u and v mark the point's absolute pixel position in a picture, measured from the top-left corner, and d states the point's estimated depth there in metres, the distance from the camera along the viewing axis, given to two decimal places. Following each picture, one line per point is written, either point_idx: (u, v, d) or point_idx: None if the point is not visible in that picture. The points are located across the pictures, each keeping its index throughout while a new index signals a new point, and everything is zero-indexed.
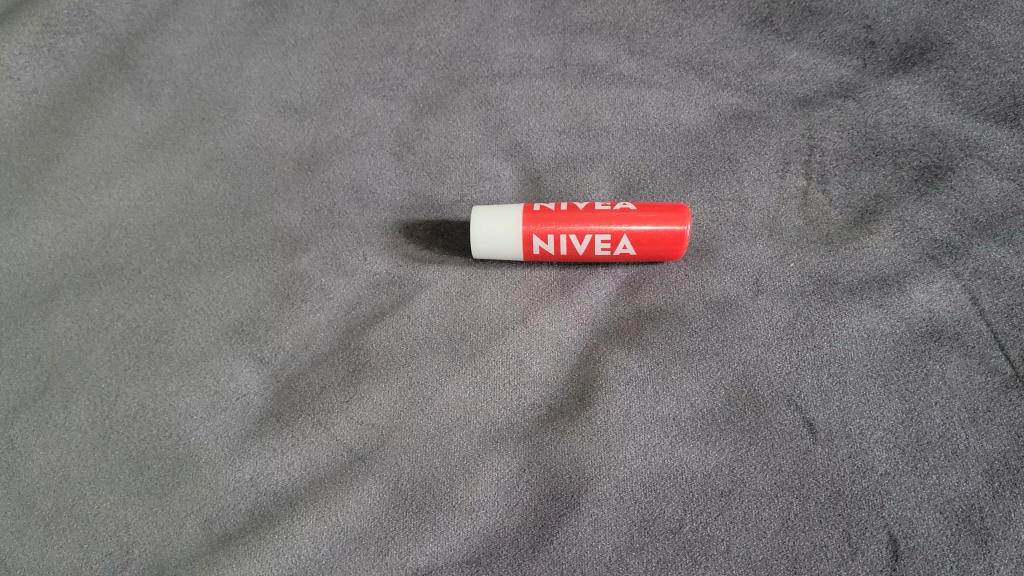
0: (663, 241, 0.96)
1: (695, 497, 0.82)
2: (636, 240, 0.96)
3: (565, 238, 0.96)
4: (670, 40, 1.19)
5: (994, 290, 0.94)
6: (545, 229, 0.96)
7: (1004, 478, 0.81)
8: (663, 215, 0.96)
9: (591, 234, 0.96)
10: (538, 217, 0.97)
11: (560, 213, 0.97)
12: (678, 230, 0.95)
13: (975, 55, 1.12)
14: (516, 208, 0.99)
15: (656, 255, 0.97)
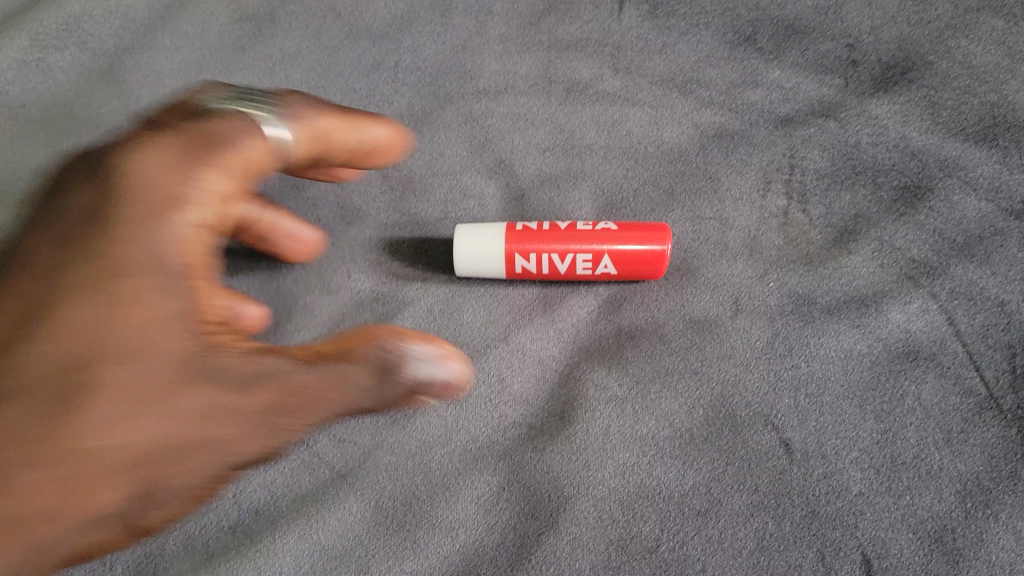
0: (644, 261, 0.97)
1: (673, 516, 0.83)
2: (617, 260, 0.97)
3: (549, 255, 0.97)
4: (654, 57, 1.19)
5: (970, 311, 0.96)
6: (528, 247, 0.97)
7: (978, 499, 0.84)
8: (644, 234, 0.97)
9: (574, 252, 0.97)
10: (520, 236, 0.97)
11: (543, 231, 0.98)
12: (658, 250, 0.96)
13: (956, 74, 1.12)
14: (499, 226, 1.00)
15: (636, 275, 0.98)
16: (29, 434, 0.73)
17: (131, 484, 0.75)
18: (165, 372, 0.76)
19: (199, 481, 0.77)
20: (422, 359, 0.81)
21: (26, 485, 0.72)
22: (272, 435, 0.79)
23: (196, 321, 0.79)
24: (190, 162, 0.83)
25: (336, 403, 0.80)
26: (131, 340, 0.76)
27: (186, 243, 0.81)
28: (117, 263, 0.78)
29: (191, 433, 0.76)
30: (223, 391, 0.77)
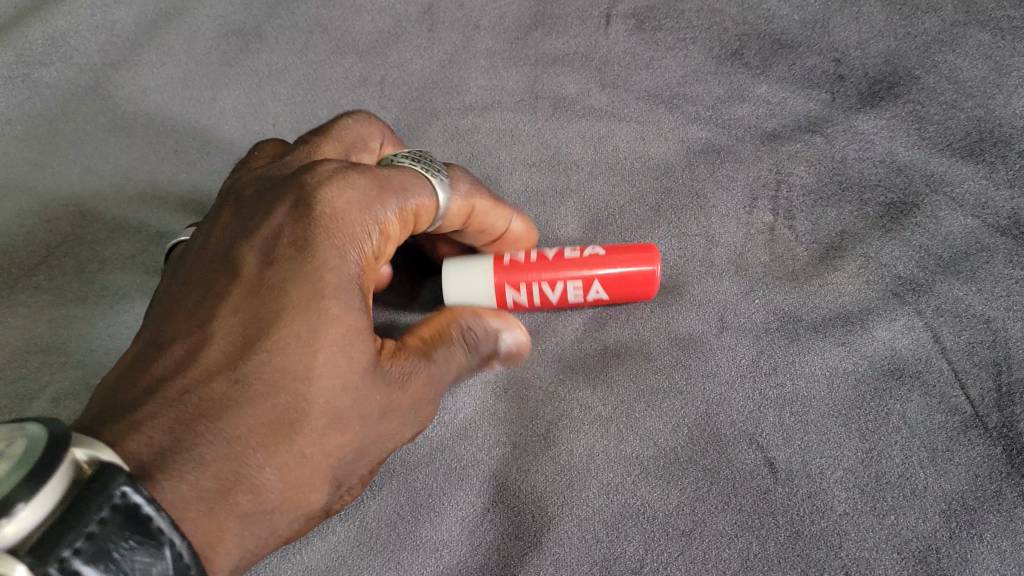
0: (634, 283, 0.96)
1: (657, 536, 0.83)
2: (608, 284, 0.96)
3: (540, 286, 0.96)
4: (640, 72, 1.19)
5: (955, 328, 0.95)
6: (518, 279, 0.96)
7: (962, 519, 0.82)
8: (631, 255, 0.96)
9: (565, 281, 0.96)
10: (508, 268, 0.96)
11: (532, 261, 0.97)
12: (646, 270, 0.96)
13: (942, 89, 1.13)
14: (486, 257, 0.98)
15: (628, 297, 0.98)
16: (287, 435, 0.67)
17: (342, 476, 0.72)
18: (359, 377, 0.70)
19: (368, 471, 0.76)
20: (505, 331, 0.85)
21: (281, 487, 0.67)
22: (409, 425, 0.78)
23: (374, 320, 0.74)
24: (380, 213, 0.78)
25: (451, 380, 0.82)
26: (348, 357, 0.69)
27: (367, 273, 0.75)
28: (354, 283, 0.73)
29: (376, 431, 0.73)
30: (397, 389, 0.74)
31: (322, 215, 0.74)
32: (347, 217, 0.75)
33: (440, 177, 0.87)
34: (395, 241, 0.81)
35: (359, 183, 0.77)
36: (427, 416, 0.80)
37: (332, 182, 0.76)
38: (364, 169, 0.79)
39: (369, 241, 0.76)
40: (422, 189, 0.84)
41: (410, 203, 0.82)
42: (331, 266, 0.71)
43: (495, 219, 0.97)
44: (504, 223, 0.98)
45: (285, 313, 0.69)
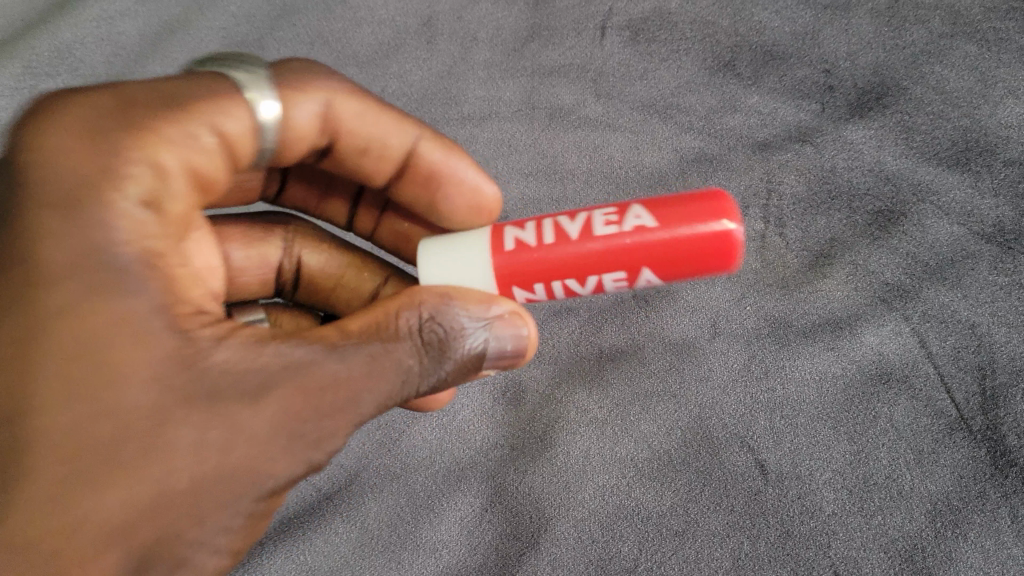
0: (704, 255, 0.70)
1: (650, 536, 0.86)
2: (666, 267, 0.71)
3: (561, 284, 0.74)
4: (635, 83, 1.22)
5: (941, 333, 0.97)
6: (530, 279, 0.75)
7: (947, 519, 0.85)
8: (695, 214, 0.70)
9: (598, 271, 0.73)
10: (515, 265, 0.75)
11: (546, 249, 0.74)
12: (718, 231, 0.69)
13: (930, 100, 1.15)
14: (479, 236, 0.77)
15: (696, 272, 0.72)
16: (67, 481, 0.57)
17: (164, 533, 0.59)
18: (167, 395, 0.60)
19: (225, 529, 0.61)
20: (494, 308, 0.72)
21: (78, 545, 0.57)
22: (282, 460, 0.62)
23: (165, 312, 0.61)
24: (155, 143, 0.66)
25: (351, 397, 0.65)
26: (142, 372, 0.59)
27: (135, 226, 0.62)
28: (110, 257, 0.60)
29: (221, 450, 0.60)
30: (234, 410, 0.61)
31: (84, 149, 0.62)
32: (114, 146, 0.63)
33: (258, 71, 0.77)
34: (213, 169, 0.72)
35: (153, 117, 0.66)
36: (313, 449, 0.64)
37: (85, 117, 0.64)
38: (146, 85, 0.69)
39: (139, 166, 0.64)
40: (221, 81, 0.74)
41: (225, 104, 0.72)
42: (67, 210, 0.60)
43: (396, 139, 0.88)
44: (405, 139, 0.88)
45: (62, 324, 0.59)
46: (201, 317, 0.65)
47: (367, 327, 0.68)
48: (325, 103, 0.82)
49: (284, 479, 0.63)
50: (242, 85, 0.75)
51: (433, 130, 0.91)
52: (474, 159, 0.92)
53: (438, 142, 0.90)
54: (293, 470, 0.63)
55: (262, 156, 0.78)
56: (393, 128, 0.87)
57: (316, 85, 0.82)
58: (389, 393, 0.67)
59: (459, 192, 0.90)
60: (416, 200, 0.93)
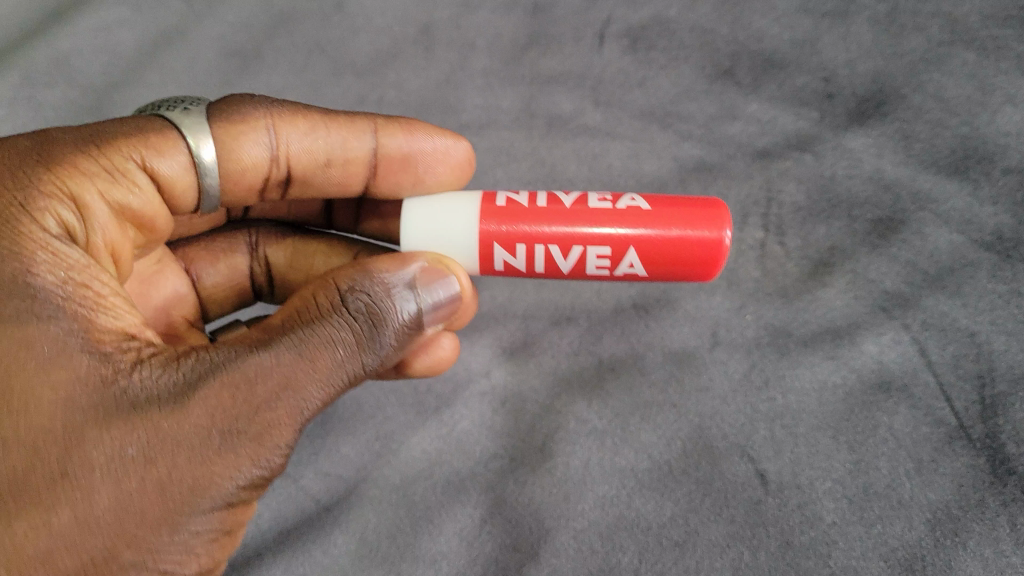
0: (688, 260, 0.83)
1: (651, 547, 0.85)
2: (646, 255, 0.83)
3: (545, 250, 0.85)
4: (634, 90, 1.23)
5: (941, 342, 0.96)
6: (515, 239, 0.85)
7: (946, 527, 0.84)
8: (687, 217, 0.83)
9: (585, 244, 0.84)
10: (506, 218, 0.85)
11: (541, 211, 0.85)
12: (707, 237, 0.82)
13: (929, 108, 1.13)
14: (464, 208, 0.86)
15: (672, 275, 0.85)
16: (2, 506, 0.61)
17: (115, 544, 0.62)
18: (81, 417, 0.64)
19: (181, 534, 0.65)
20: (408, 270, 0.81)
21: (24, 567, 0.60)
22: (224, 459, 0.66)
23: (81, 339, 0.66)
24: (76, 180, 0.74)
25: (284, 387, 0.69)
26: (58, 398, 0.64)
27: (55, 258, 0.69)
28: (30, 293, 0.66)
29: (198, 420, 0.66)
30: (159, 421, 0.65)
31: (6, 196, 0.70)
32: (27, 188, 0.71)
33: (202, 116, 0.87)
34: (146, 205, 0.81)
35: (67, 158, 0.74)
36: (258, 444, 0.67)
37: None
38: (70, 133, 0.77)
39: (48, 200, 0.71)
40: (163, 128, 0.83)
41: (161, 147, 0.81)
42: (7, 248, 0.67)
43: (356, 144, 0.96)
44: (364, 144, 0.96)
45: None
46: (123, 343, 0.69)
47: (288, 319, 0.74)
48: (274, 134, 0.91)
49: (236, 479, 0.66)
50: (184, 132, 0.84)
51: (388, 120, 0.98)
52: (437, 127, 1.00)
53: (397, 129, 0.98)
54: (239, 469, 0.66)
55: (212, 198, 0.88)
56: (348, 134, 0.96)
57: (257, 115, 0.90)
58: (328, 375, 0.71)
59: (431, 165, 0.98)
60: (393, 189, 1.01)
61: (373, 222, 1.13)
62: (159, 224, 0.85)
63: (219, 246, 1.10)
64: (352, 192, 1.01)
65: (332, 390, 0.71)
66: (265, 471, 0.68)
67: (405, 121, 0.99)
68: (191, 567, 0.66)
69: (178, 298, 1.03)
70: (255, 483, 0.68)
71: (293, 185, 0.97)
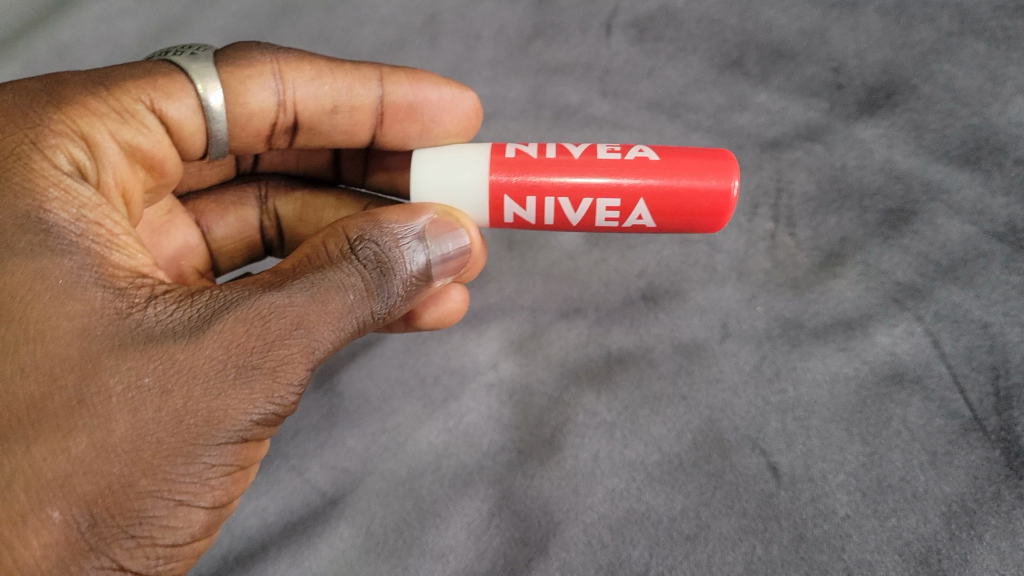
0: (696, 211, 0.84)
1: (662, 541, 0.84)
2: (655, 207, 0.84)
3: (554, 203, 0.85)
4: (641, 81, 1.23)
5: (954, 333, 0.94)
6: (525, 192, 0.86)
7: (962, 521, 0.82)
8: (695, 167, 0.84)
9: (595, 196, 0.84)
10: (517, 172, 0.86)
11: (550, 163, 0.86)
12: (716, 187, 0.83)
13: (939, 98, 1.11)
14: (473, 157, 0.87)
15: (681, 226, 0.86)
16: (22, 431, 0.61)
17: (132, 472, 0.62)
18: (98, 346, 0.64)
19: (196, 465, 0.65)
20: (416, 222, 0.81)
21: (42, 492, 0.60)
22: (239, 393, 0.66)
23: (94, 272, 0.67)
24: (87, 121, 0.75)
25: (297, 325, 0.69)
26: (75, 327, 0.64)
27: (68, 194, 0.70)
28: (44, 228, 0.67)
29: (212, 356, 0.66)
30: (175, 352, 0.65)
31: (18, 135, 0.71)
32: (39, 128, 0.72)
33: (209, 61, 0.89)
34: (156, 147, 0.83)
35: (79, 100, 0.76)
36: (271, 380, 0.67)
37: (12, 111, 0.72)
38: (81, 78, 0.79)
39: (60, 138, 0.72)
40: (171, 73, 0.85)
41: (169, 90, 0.84)
42: (21, 184, 0.68)
43: (362, 92, 0.97)
44: (370, 94, 0.97)
45: (9, 289, 0.64)
46: (136, 279, 0.70)
47: (299, 264, 0.74)
48: (281, 81, 0.93)
49: (250, 414, 0.67)
50: (192, 76, 0.86)
51: (393, 69, 0.99)
52: (442, 77, 1.01)
53: (401, 78, 0.99)
54: (252, 403, 0.66)
55: (220, 142, 0.91)
56: (353, 82, 0.97)
57: (264, 61, 0.92)
58: (339, 318, 0.71)
59: (437, 114, 1.00)
60: (399, 139, 1.02)
61: (383, 176, 1.13)
62: (169, 168, 0.87)
63: (230, 199, 1.11)
64: (359, 142, 1.02)
65: (342, 332, 0.72)
66: (279, 407, 0.68)
67: (410, 70, 1.00)
68: (205, 501, 0.66)
69: (188, 249, 1.04)
70: (268, 420, 0.68)
71: (301, 132, 0.99)
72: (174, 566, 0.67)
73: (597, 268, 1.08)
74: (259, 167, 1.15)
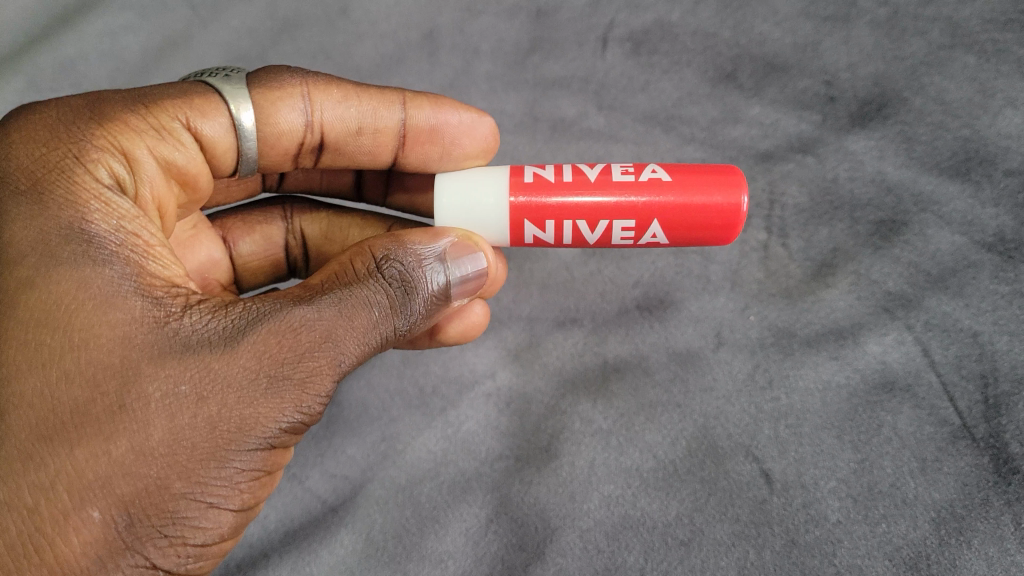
0: (708, 226, 0.86)
1: (656, 546, 0.86)
2: (669, 225, 0.87)
3: (573, 224, 0.87)
4: (637, 95, 1.25)
5: (944, 342, 0.96)
6: (544, 215, 0.88)
7: (951, 526, 0.84)
8: (707, 183, 0.86)
9: (611, 217, 0.86)
10: (535, 196, 0.88)
11: (566, 185, 0.87)
12: (728, 204, 0.85)
13: (930, 110, 1.13)
14: (499, 179, 0.89)
15: (694, 240, 0.88)
16: (65, 433, 0.64)
17: (168, 474, 0.65)
18: (138, 354, 0.66)
19: (227, 470, 0.67)
20: (438, 243, 0.82)
21: (83, 492, 0.63)
22: (270, 401, 0.68)
23: (133, 282, 0.69)
24: (127, 137, 0.77)
25: (326, 338, 0.70)
26: (116, 336, 0.66)
27: (108, 207, 0.72)
28: (86, 239, 0.69)
29: (245, 366, 0.68)
30: (210, 361, 0.67)
31: (61, 149, 0.73)
32: (80, 142, 0.74)
33: (242, 83, 0.91)
34: (190, 163, 0.85)
35: (119, 116, 0.78)
36: (300, 391, 0.69)
37: (55, 126, 0.75)
38: (120, 94, 0.81)
39: (100, 152, 0.74)
40: (206, 93, 0.87)
41: (205, 109, 0.86)
42: (62, 197, 0.70)
43: (386, 114, 0.99)
44: (395, 117, 0.99)
45: (54, 299, 0.66)
46: (174, 289, 0.72)
47: (328, 280, 0.75)
48: (309, 102, 0.95)
49: (279, 422, 0.68)
50: (226, 97, 0.88)
51: (417, 94, 1.01)
52: (463, 102, 1.02)
53: (425, 102, 1.00)
54: (282, 412, 0.68)
55: (250, 161, 0.93)
56: (378, 105, 0.98)
57: (293, 83, 0.94)
58: (365, 333, 0.73)
59: (458, 137, 1.01)
60: (420, 162, 1.03)
61: (403, 196, 1.14)
62: (201, 185, 0.89)
63: (256, 217, 1.12)
64: (381, 163, 1.04)
65: (367, 347, 0.73)
66: (306, 417, 0.70)
67: (433, 95, 1.02)
68: (235, 504, 0.68)
69: (212, 263, 1.07)
70: (295, 428, 0.70)
71: (325, 152, 1.01)
72: (203, 565, 0.69)
73: (592, 278, 1.10)
74: (283, 185, 1.17)
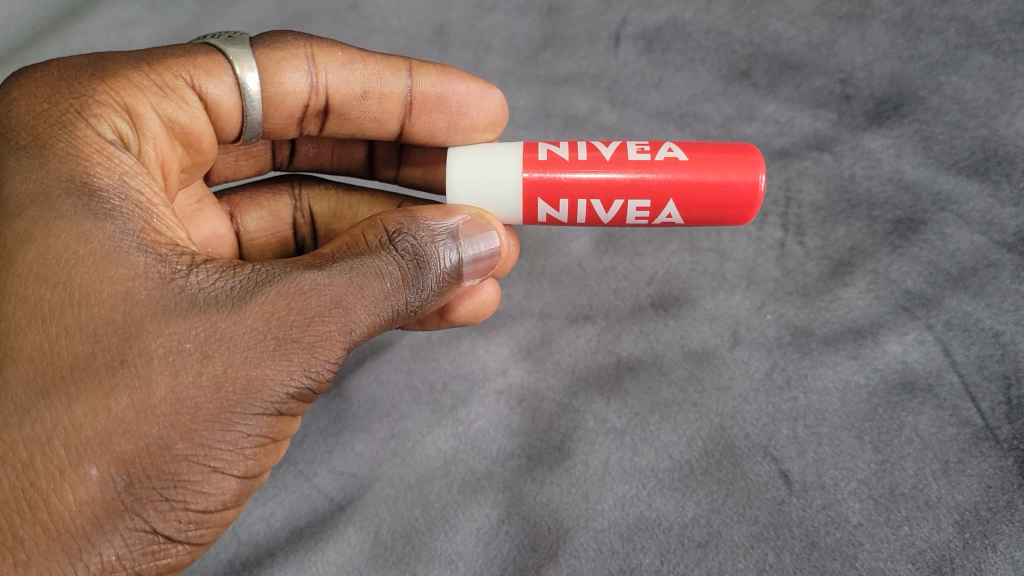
0: (725, 206, 0.85)
1: (672, 548, 0.83)
2: (685, 205, 0.85)
3: (586, 203, 0.86)
4: (651, 92, 1.23)
5: (965, 342, 0.94)
6: (558, 193, 0.86)
7: (976, 529, 0.81)
8: (724, 163, 0.84)
9: (626, 196, 0.85)
10: (547, 175, 0.86)
11: (580, 164, 0.86)
12: (745, 182, 0.84)
13: (947, 109, 1.12)
14: (511, 152, 0.87)
15: (710, 220, 0.87)
16: (63, 388, 0.63)
17: (170, 434, 0.63)
18: (142, 310, 0.65)
19: (233, 433, 0.66)
20: (451, 220, 0.81)
21: (81, 447, 0.62)
22: (277, 363, 0.67)
23: (136, 237, 0.68)
24: (129, 93, 0.77)
25: (336, 304, 0.70)
26: (119, 290, 0.65)
27: (109, 161, 0.71)
28: (89, 191, 0.68)
29: (252, 327, 0.67)
30: (216, 320, 0.66)
31: (62, 105, 0.73)
32: (81, 98, 0.74)
33: (246, 43, 0.90)
34: (194, 123, 0.84)
35: (121, 73, 0.78)
36: (309, 355, 0.68)
37: (57, 82, 0.75)
38: (123, 53, 0.81)
39: (102, 108, 0.74)
40: (209, 52, 0.87)
41: (208, 67, 0.85)
42: (65, 151, 0.69)
43: (392, 80, 0.97)
44: (400, 86, 0.97)
45: (53, 252, 0.65)
46: (179, 247, 0.71)
47: (339, 250, 0.74)
48: (314, 65, 0.93)
49: (287, 386, 0.67)
50: (229, 57, 0.87)
51: (424, 62, 0.99)
52: (471, 73, 1.01)
53: (431, 70, 0.99)
54: (290, 375, 0.67)
55: (254, 125, 0.92)
56: (383, 70, 0.97)
57: (297, 45, 0.93)
58: (376, 303, 0.72)
59: (465, 106, 1.00)
60: (427, 132, 1.02)
61: (415, 170, 1.12)
62: (204, 147, 0.88)
63: (263, 194, 1.11)
64: (387, 132, 1.02)
65: (378, 317, 0.72)
66: (314, 383, 0.69)
67: (439, 64, 1.00)
68: (238, 470, 0.67)
69: (216, 238, 1.05)
70: (303, 395, 0.69)
71: (330, 118, 0.99)
72: (205, 534, 0.67)
73: (606, 275, 1.09)
74: (294, 163, 1.15)
